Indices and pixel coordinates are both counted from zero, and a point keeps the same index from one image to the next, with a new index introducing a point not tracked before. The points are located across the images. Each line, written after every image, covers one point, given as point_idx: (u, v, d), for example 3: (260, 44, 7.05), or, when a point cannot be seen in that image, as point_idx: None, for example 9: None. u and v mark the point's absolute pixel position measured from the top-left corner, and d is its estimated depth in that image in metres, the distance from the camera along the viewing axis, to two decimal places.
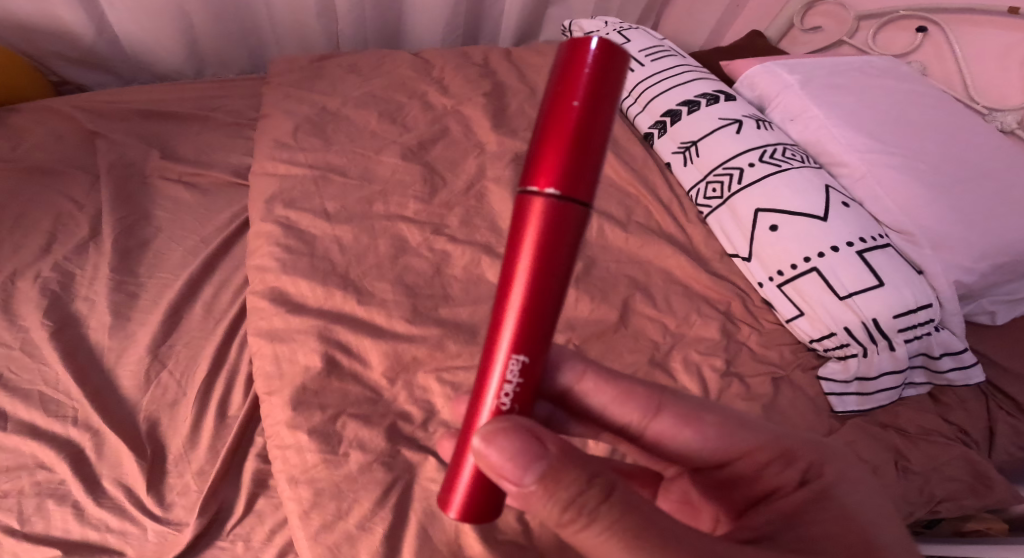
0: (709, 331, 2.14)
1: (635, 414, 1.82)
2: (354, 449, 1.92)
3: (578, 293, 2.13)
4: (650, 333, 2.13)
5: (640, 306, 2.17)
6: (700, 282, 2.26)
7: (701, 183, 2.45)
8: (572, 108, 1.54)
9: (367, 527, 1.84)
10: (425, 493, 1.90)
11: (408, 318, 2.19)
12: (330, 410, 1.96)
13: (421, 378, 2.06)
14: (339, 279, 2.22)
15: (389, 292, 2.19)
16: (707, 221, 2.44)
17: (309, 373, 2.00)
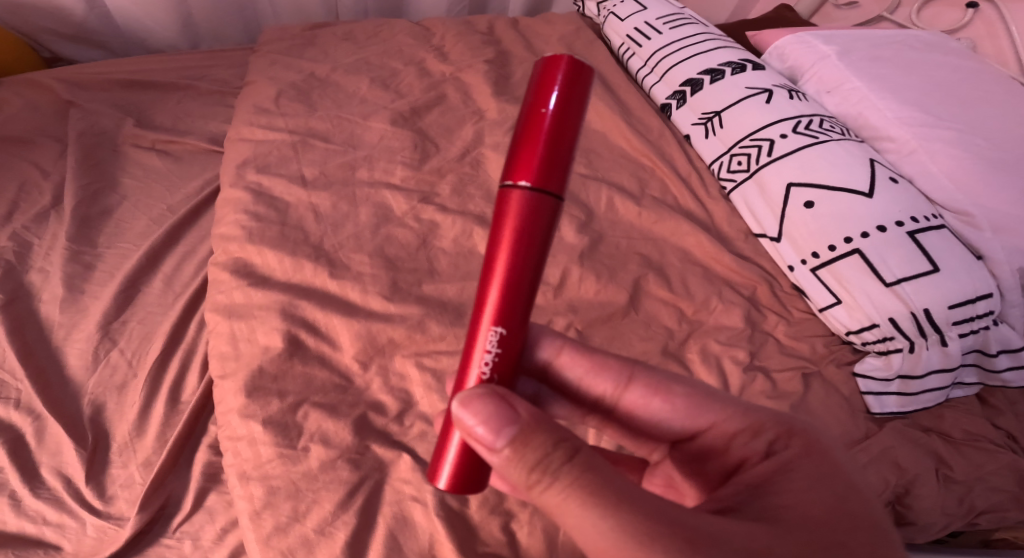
0: (731, 318, 1.86)
1: (605, 385, 1.60)
2: (316, 442, 1.66)
3: (581, 273, 1.83)
4: (665, 319, 1.84)
5: (653, 289, 1.88)
6: (725, 267, 1.98)
7: (725, 156, 2.18)
8: (543, 113, 1.39)
9: (326, 532, 1.59)
10: (396, 496, 1.64)
11: (387, 297, 1.91)
12: (291, 398, 1.70)
13: (398, 364, 1.77)
14: (310, 251, 1.93)
15: (367, 266, 1.91)
16: (730, 197, 2.16)
17: (270, 355, 1.73)
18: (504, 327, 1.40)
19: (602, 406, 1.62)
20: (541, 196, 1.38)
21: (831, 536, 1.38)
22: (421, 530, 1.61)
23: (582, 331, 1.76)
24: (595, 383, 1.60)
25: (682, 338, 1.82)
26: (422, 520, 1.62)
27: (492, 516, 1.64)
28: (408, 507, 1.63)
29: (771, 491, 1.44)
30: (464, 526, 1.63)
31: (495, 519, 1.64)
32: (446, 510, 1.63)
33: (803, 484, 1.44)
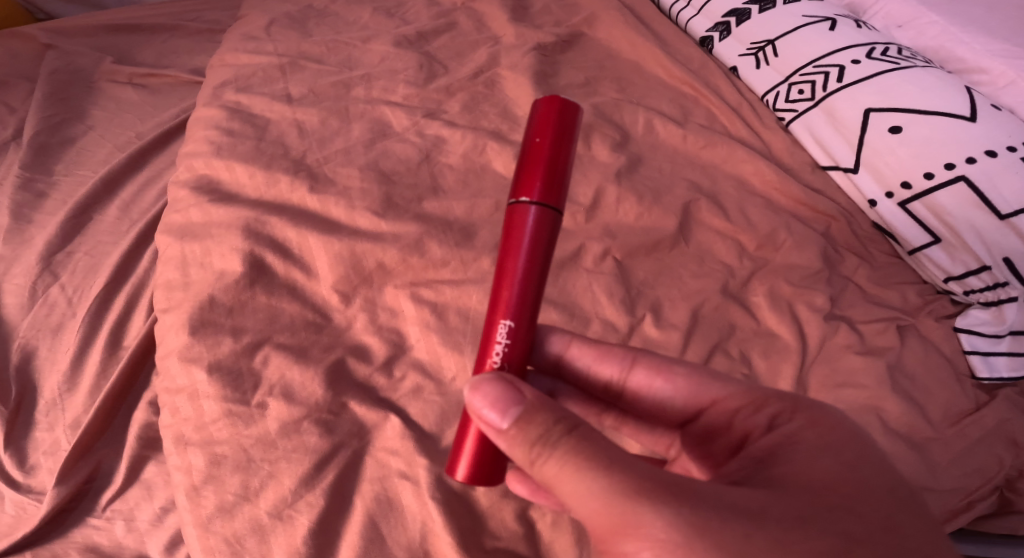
0: (801, 255, 1.43)
1: (618, 378, 1.22)
2: (276, 396, 1.21)
3: (621, 193, 1.43)
4: (721, 255, 1.41)
5: (707, 213, 1.46)
6: (792, 195, 1.62)
7: (781, 87, 1.71)
8: (539, 144, 1.09)
9: (283, 518, 1.16)
10: (381, 471, 1.19)
11: (378, 215, 1.50)
12: (245, 337, 1.25)
13: (388, 298, 1.31)
14: (286, 162, 1.57)
15: (357, 181, 1.55)
16: (791, 128, 1.69)
17: (227, 284, 1.28)
18: (513, 328, 1.08)
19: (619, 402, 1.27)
20: (541, 235, 1.08)
21: (842, 504, 1.02)
22: (411, 517, 1.18)
23: (620, 262, 1.36)
24: (602, 375, 1.23)
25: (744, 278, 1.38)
26: (413, 506, 1.18)
27: (505, 503, 1.20)
28: (395, 487, 1.18)
29: (775, 462, 1.07)
30: (467, 515, 1.19)
31: (510, 506, 1.20)
32: (444, 492, 1.18)
33: (808, 452, 1.07)
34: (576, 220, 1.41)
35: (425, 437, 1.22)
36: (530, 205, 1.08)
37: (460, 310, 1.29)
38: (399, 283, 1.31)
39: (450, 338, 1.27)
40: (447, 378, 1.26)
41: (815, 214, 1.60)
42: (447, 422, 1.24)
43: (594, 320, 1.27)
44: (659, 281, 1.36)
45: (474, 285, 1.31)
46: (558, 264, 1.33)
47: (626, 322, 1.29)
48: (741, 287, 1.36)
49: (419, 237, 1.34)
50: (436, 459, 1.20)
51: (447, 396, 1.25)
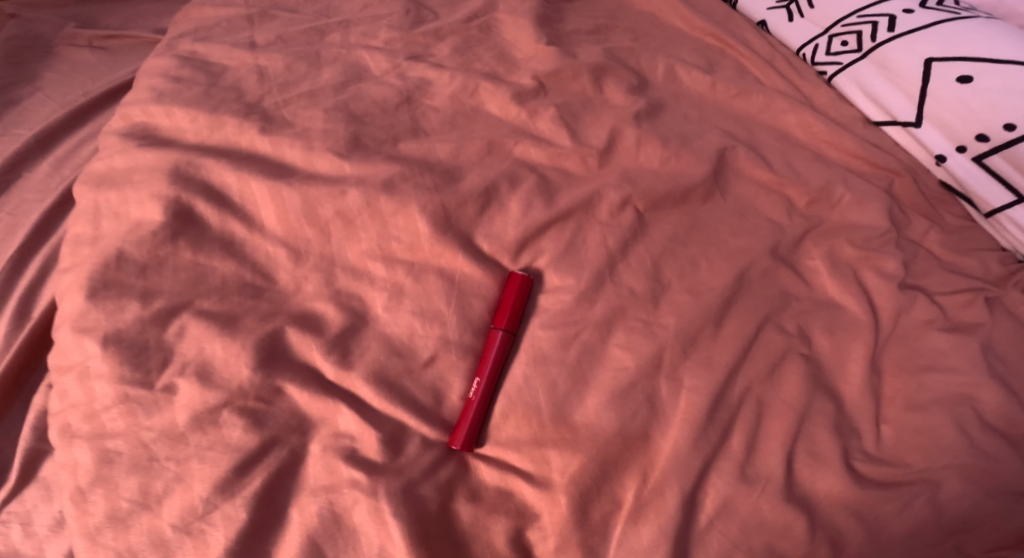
0: (862, 215, 1.12)
1: (637, 359, 0.92)
2: (188, 377, 0.93)
3: (641, 135, 1.18)
4: (765, 211, 1.14)
5: (743, 166, 1.17)
6: (846, 150, 1.18)
7: (819, 39, 1.25)
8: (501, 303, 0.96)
9: (190, 534, 0.89)
10: (327, 478, 0.89)
11: (343, 157, 1.15)
12: (157, 301, 0.98)
13: (351, 256, 1.00)
14: (239, 105, 1.21)
15: (320, 121, 1.19)
16: (834, 83, 1.23)
17: (141, 236, 1.00)
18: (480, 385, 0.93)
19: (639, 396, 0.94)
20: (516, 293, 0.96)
21: None
22: (366, 541, 0.87)
23: (640, 213, 1.04)
24: (616, 355, 0.93)
25: (795, 240, 1.06)
26: (369, 527, 0.87)
27: (494, 523, 0.88)
28: (345, 500, 0.88)
29: None
30: (444, 539, 0.88)
31: (502, 528, 0.88)
32: (410, 508, 0.87)
33: None
34: (586, 164, 1.17)
35: (388, 433, 0.91)
36: (498, 333, 0.95)
37: (440, 268, 0.99)
38: (364, 236, 1.01)
39: (426, 302, 0.97)
40: (418, 356, 0.95)
41: (874, 170, 1.17)
42: (420, 413, 0.93)
43: (609, 283, 0.97)
44: (694, 236, 1.02)
45: (454, 235, 1.00)
46: (568, 211, 1.02)
47: (648, 286, 0.97)
48: (791, 249, 1.05)
49: (391, 175, 1.03)
50: (400, 462, 0.90)
51: (420, 380, 0.95)
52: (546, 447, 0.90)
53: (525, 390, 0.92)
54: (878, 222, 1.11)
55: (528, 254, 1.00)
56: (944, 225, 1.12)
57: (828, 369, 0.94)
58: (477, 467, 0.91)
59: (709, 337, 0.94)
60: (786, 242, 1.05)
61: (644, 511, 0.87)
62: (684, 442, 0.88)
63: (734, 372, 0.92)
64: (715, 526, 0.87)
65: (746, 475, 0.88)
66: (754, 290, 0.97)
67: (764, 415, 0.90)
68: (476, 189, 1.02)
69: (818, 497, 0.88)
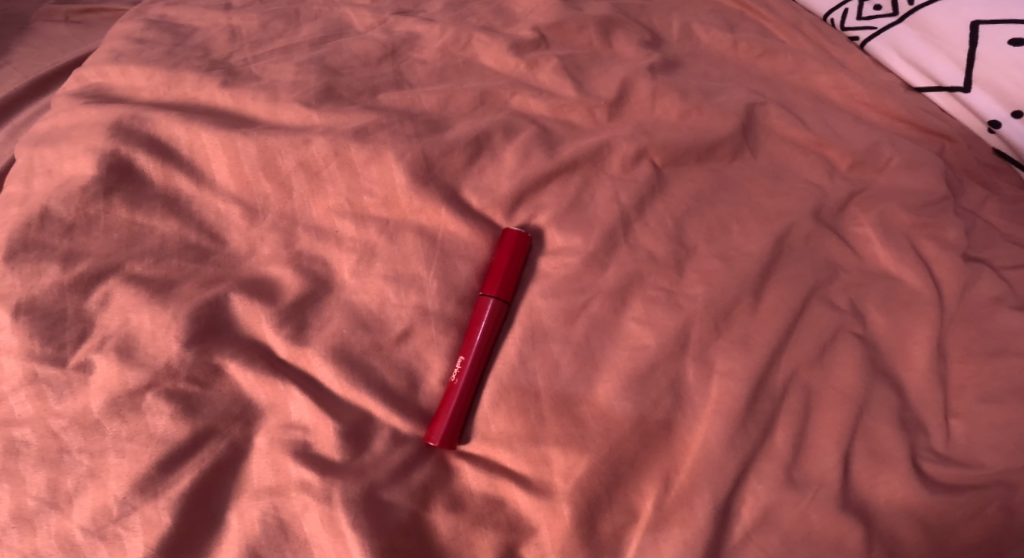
0: (916, 179, 0.90)
1: (658, 337, 0.76)
2: (107, 352, 0.77)
3: (655, 86, 0.96)
4: (802, 173, 0.92)
5: (774, 126, 0.95)
6: (889, 113, 0.98)
7: (850, 2, 1.05)
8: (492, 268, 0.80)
9: (104, 540, 0.73)
10: (273, 478, 0.73)
11: (311, 108, 0.92)
12: (80, 264, 0.81)
13: (315, 212, 0.84)
14: (203, 62, 0.97)
15: (291, 74, 0.96)
16: (868, 49, 1.03)
17: (69, 191, 0.83)
18: (466, 365, 0.76)
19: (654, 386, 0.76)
20: (514, 252, 0.80)
21: None
22: (320, 556, 0.71)
23: (658, 168, 0.87)
24: (632, 332, 0.77)
25: (840, 203, 0.88)
26: (323, 538, 0.71)
27: (479, 535, 0.72)
28: (292, 505, 0.72)
29: None
30: (416, 553, 0.72)
31: (489, 544, 0.72)
32: (374, 515, 0.72)
33: None
34: (594, 117, 0.96)
35: (349, 423, 0.75)
36: (489, 303, 0.78)
37: (420, 226, 0.82)
38: (332, 189, 0.84)
39: (401, 266, 0.81)
40: (389, 329, 0.79)
41: (924, 137, 0.96)
42: (390, 400, 0.77)
43: (624, 244, 0.81)
44: (721, 195, 0.86)
45: (437, 188, 0.83)
46: (571, 162, 0.85)
47: (671, 250, 0.81)
48: (835, 213, 0.87)
49: (365, 122, 0.87)
50: (362, 458, 0.74)
51: (390, 357, 0.78)
52: (546, 445, 0.74)
53: (521, 372, 0.76)
54: (936, 187, 0.89)
55: (525, 211, 0.84)
56: (1003, 195, 0.92)
57: (886, 353, 0.78)
58: (458, 466, 0.75)
59: (746, 311, 0.78)
60: (830, 205, 0.87)
61: (668, 523, 0.72)
62: (717, 439, 0.73)
63: (776, 353, 0.76)
64: (753, 539, 0.71)
65: (794, 479, 0.72)
66: (795, 257, 0.81)
67: (813, 407, 0.75)
68: (464, 137, 0.86)
69: (878, 505, 0.72)
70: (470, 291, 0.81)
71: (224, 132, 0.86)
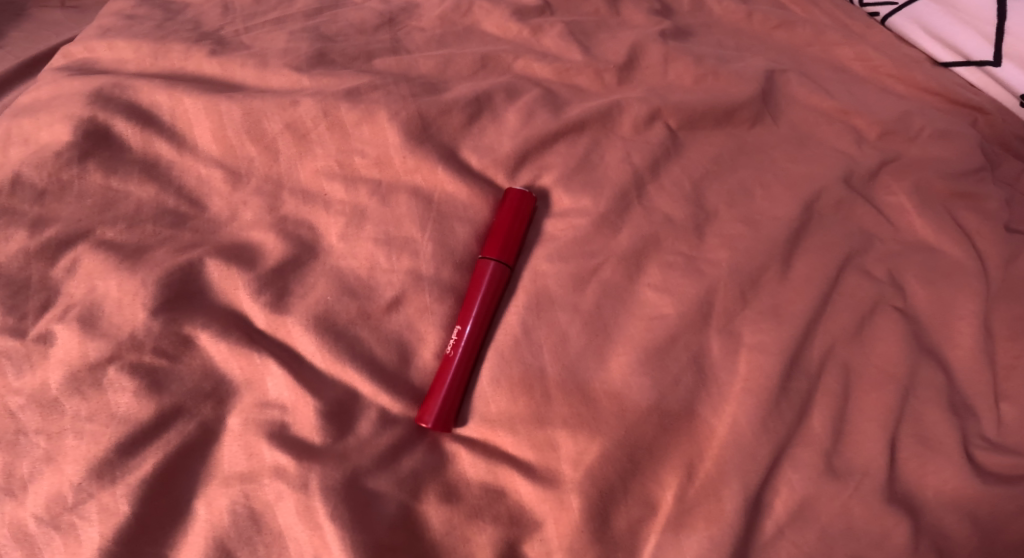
0: (948, 150, 0.79)
1: (679, 306, 0.69)
2: (69, 323, 0.70)
3: (668, 51, 0.85)
4: (829, 143, 0.81)
5: (794, 94, 0.83)
6: (917, 85, 0.87)
7: None
8: (493, 230, 0.72)
9: (58, 531, 0.65)
10: (246, 464, 0.66)
11: (301, 73, 0.81)
12: (48, 230, 0.73)
13: (303, 174, 0.76)
14: (193, 33, 0.86)
15: (283, 41, 0.85)
16: (890, 25, 0.92)
17: (41, 155, 0.76)
18: (464, 336, 0.69)
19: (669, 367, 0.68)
20: (517, 214, 0.72)
21: None
22: (297, 550, 0.64)
23: (672, 131, 0.79)
24: (649, 300, 0.70)
25: (872, 169, 0.78)
26: (299, 531, 0.64)
27: (476, 528, 0.65)
28: (265, 494, 0.65)
29: None
30: (405, 547, 0.65)
31: (487, 539, 0.65)
32: (358, 503, 0.65)
33: None
34: (602, 82, 0.84)
35: (331, 402, 0.68)
36: (489, 268, 0.71)
37: (414, 187, 0.75)
38: (320, 151, 0.76)
39: (393, 229, 0.73)
40: (378, 297, 0.71)
41: (953, 108, 0.86)
42: (381, 376, 0.69)
43: (637, 207, 0.74)
44: (743, 160, 0.78)
45: (433, 148, 0.76)
46: (580, 121, 0.78)
47: (690, 213, 0.74)
48: (866, 180, 0.78)
49: (358, 83, 0.79)
50: (346, 441, 0.67)
51: (378, 329, 0.71)
52: (553, 427, 0.66)
53: (525, 344, 0.69)
54: (970, 157, 0.79)
55: (529, 170, 0.76)
56: None
57: (928, 328, 0.71)
58: (454, 448, 0.68)
59: (775, 279, 0.71)
60: (861, 170, 0.78)
61: (691, 516, 0.64)
62: (747, 420, 0.66)
63: (811, 325, 0.69)
64: (786, 535, 0.64)
65: (833, 468, 0.65)
66: (826, 224, 0.74)
67: (853, 387, 0.68)
68: (463, 96, 0.78)
69: (926, 498, 0.65)
70: (469, 257, 0.74)
71: (209, 95, 0.78)
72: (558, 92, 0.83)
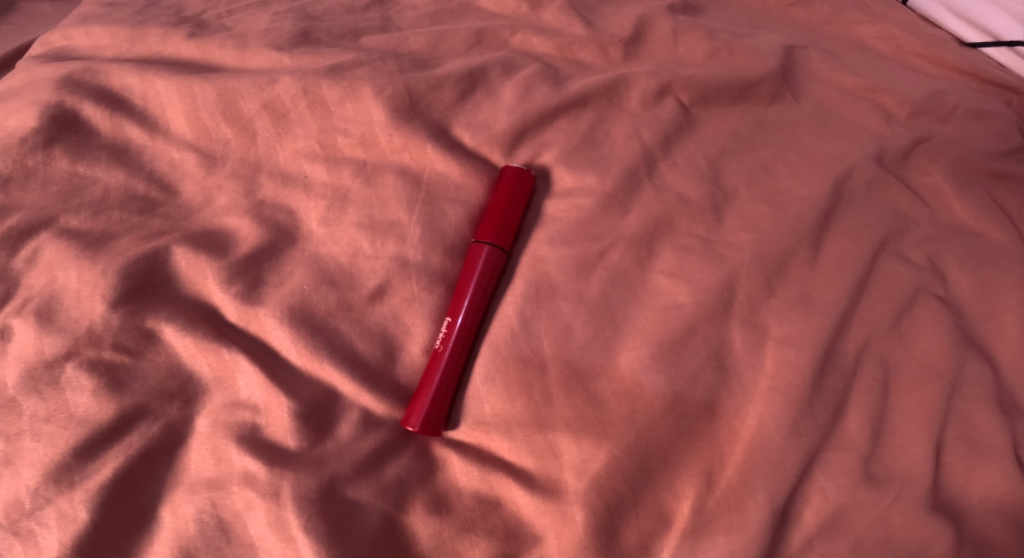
0: (985, 130, 0.71)
1: (696, 294, 0.63)
2: (26, 316, 0.63)
3: (677, 24, 0.77)
4: (855, 120, 0.73)
5: (816, 71, 0.75)
6: (946, 64, 0.77)
7: None
8: (489, 210, 0.65)
9: (17, 538, 0.58)
10: (214, 469, 0.60)
11: (283, 51, 0.73)
12: (8, 218, 0.66)
13: (282, 156, 0.69)
14: (173, 17, 0.77)
15: (266, 22, 0.76)
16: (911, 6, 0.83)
17: (4, 142, 0.68)
18: (454, 329, 0.62)
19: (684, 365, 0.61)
20: (516, 192, 0.66)
21: None
22: None
23: (685, 107, 0.71)
24: (662, 288, 0.63)
25: (905, 148, 0.70)
26: (272, 544, 0.58)
27: (468, 544, 0.58)
28: (234, 503, 0.59)
29: None
30: None
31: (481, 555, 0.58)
32: (337, 514, 0.58)
33: None
34: (608, 57, 0.76)
35: (308, 403, 0.62)
36: (484, 253, 0.64)
37: (402, 167, 0.68)
38: (301, 131, 0.69)
39: (378, 212, 0.67)
40: (360, 286, 0.65)
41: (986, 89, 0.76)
42: (365, 374, 0.63)
43: (648, 185, 0.67)
44: (762, 138, 0.71)
45: (422, 126, 0.69)
46: (583, 96, 0.71)
47: (706, 192, 0.67)
48: (899, 159, 0.70)
49: (341, 59, 0.72)
50: (324, 446, 0.61)
51: (361, 321, 0.64)
52: (554, 432, 0.60)
53: (523, 337, 0.62)
54: (1011, 138, 0.71)
55: (528, 148, 0.70)
56: None
57: (972, 318, 0.63)
58: (445, 452, 0.61)
59: (804, 264, 0.64)
60: (893, 149, 0.70)
61: (710, 530, 0.57)
62: (775, 422, 0.59)
63: (845, 317, 0.62)
64: (817, 548, 0.57)
65: (872, 475, 0.58)
66: (858, 206, 0.67)
67: (892, 384, 0.61)
68: (456, 71, 0.71)
69: (970, 505, 0.58)
70: (462, 244, 0.67)
71: (184, 75, 0.70)
72: (559, 65, 0.75)
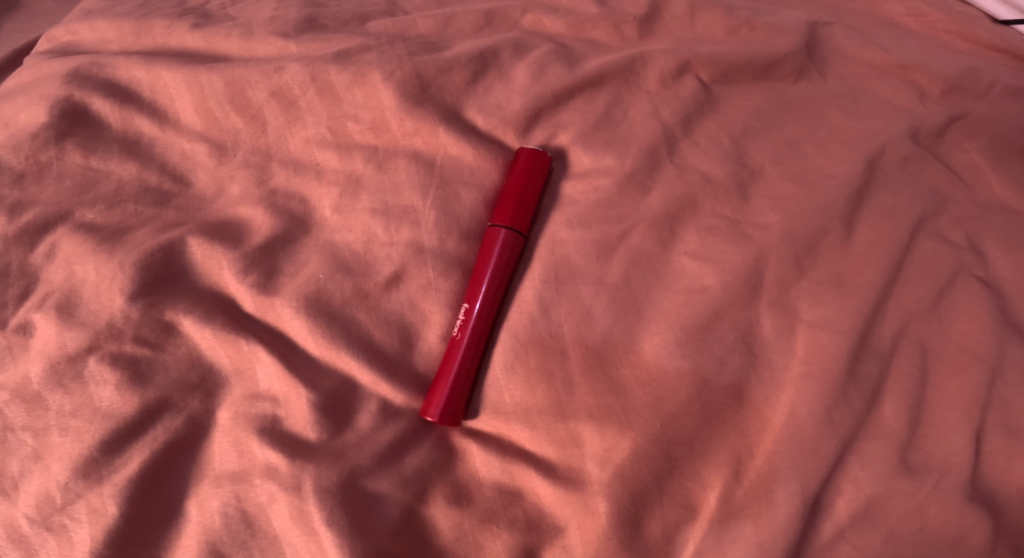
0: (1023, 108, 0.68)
1: (723, 277, 0.61)
2: (47, 311, 0.62)
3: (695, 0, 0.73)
4: (885, 97, 0.69)
5: (842, 49, 0.71)
6: (978, 41, 0.73)
7: None
8: (506, 194, 0.63)
9: (51, 532, 0.58)
10: (237, 462, 0.59)
11: (288, 38, 0.71)
12: (25, 214, 0.65)
13: (292, 144, 0.68)
14: (176, 8, 0.75)
15: (270, 9, 0.74)
16: None
17: (17, 138, 0.67)
18: (472, 315, 0.61)
19: (711, 348, 0.59)
20: (533, 175, 0.64)
21: None
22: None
23: (705, 85, 0.69)
24: (686, 270, 0.62)
25: (939, 126, 0.67)
26: (295, 537, 0.57)
27: (490, 534, 0.57)
28: (257, 495, 0.58)
29: None
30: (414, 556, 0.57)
31: (503, 547, 0.57)
32: (359, 507, 0.57)
33: None
34: (622, 36, 0.73)
35: (326, 394, 0.60)
36: (500, 238, 0.62)
37: (414, 151, 0.67)
38: (310, 118, 0.68)
39: (391, 198, 0.65)
40: (375, 274, 0.63)
41: None
42: (384, 363, 0.62)
43: (669, 165, 0.65)
44: (788, 116, 0.68)
45: (434, 109, 0.67)
46: (598, 76, 0.69)
47: (732, 172, 0.65)
48: (934, 138, 0.67)
49: (348, 44, 0.70)
50: (344, 437, 0.59)
51: (377, 309, 0.63)
52: (576, 421, 0.58)
53: (542, 322, 0.60)
54: None
55: (543, 130, 0.68)
56: None
57: (1013, 300, 0.60)
58: (466, 443, 0.60)
59: (836, 244, 0.62)
60: (928, 126, 0.67)
61: (737, 521, 0.56)
62: (808, 410, 0.57)
63: (880, 300, 0.60)
64: (847, 538, 0.55)
65: (909, 464, 0.56)
66: (892, 185, 0.64)
67: (930, 370, 0.58)
68: (466, 52, 0.69)
69: (1009, 495, 0.55)
70: (480, 228, 0.65)
71: (191, 65, 0.69)
72: (573, 42, 0.73)
